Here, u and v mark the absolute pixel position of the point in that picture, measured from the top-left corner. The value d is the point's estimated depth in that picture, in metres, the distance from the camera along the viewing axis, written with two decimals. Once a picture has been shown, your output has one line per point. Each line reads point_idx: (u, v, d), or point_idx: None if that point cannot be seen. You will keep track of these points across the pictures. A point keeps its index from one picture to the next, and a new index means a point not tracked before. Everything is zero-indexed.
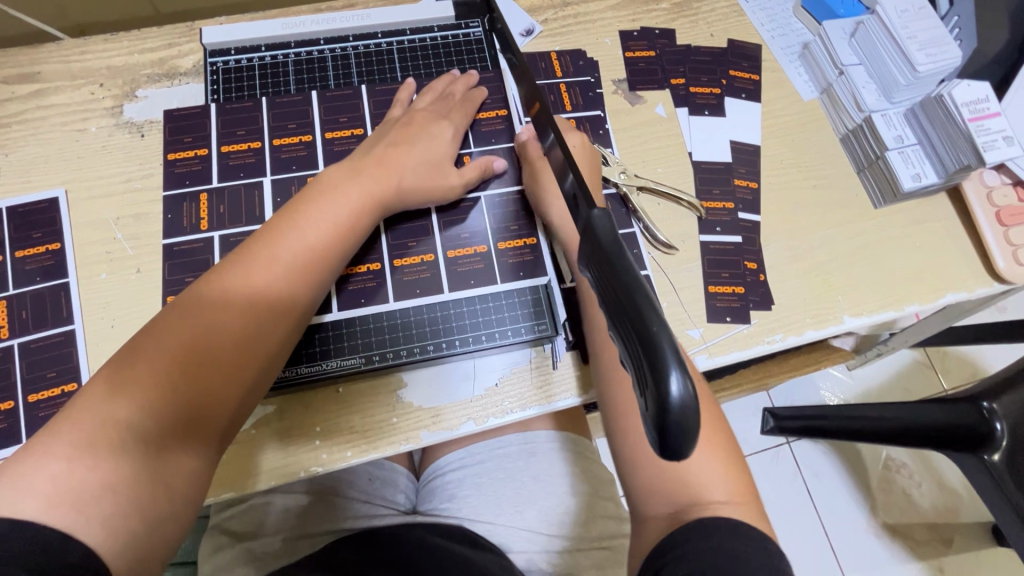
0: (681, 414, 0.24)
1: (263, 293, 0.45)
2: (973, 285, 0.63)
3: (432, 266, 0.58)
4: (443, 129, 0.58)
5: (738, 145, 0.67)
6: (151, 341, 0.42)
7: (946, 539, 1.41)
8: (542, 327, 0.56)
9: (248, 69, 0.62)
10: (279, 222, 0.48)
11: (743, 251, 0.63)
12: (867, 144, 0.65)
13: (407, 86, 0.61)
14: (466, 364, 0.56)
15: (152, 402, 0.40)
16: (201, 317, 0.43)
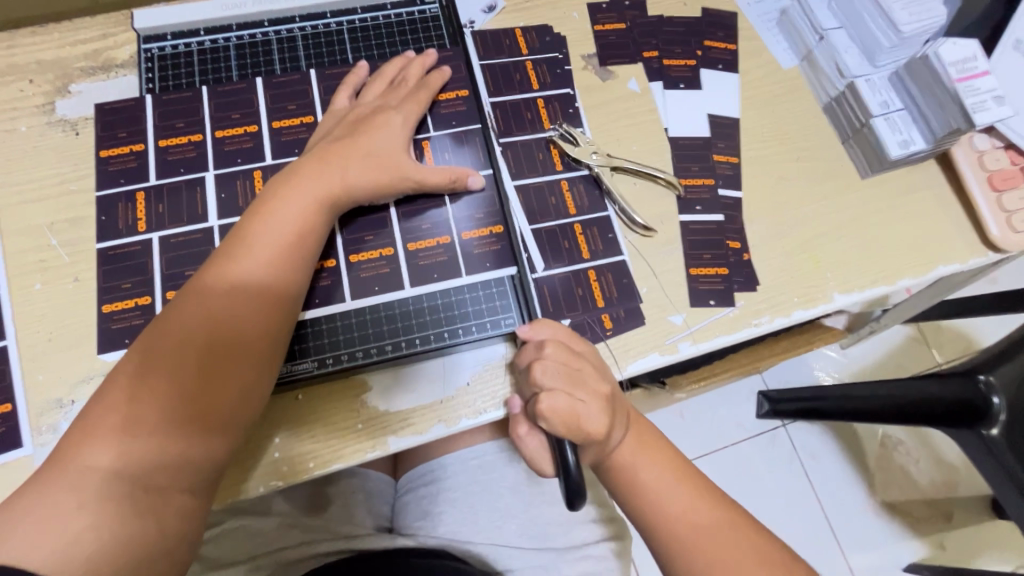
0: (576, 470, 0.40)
1: (226, 318, 0.44)
2: (967, 255, 0.60)
3: (392, 260, 0.54)
4: (391, 118, 0.54)
5: (716, 118, 0.64)
6: (118, 389, 0.41)
7: (946, 515, 1.40)
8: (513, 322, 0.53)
9: (186, 56, 0.58)
10: (232, 245, 0.46)
11: (725, 230, 0.59)
12: (851, 112, 0.61)
13: (359, 69, 0.57)
14: (434, 366, 0.53)
15: (123, 443, 0.39)
16: (166, 351, 0.42)
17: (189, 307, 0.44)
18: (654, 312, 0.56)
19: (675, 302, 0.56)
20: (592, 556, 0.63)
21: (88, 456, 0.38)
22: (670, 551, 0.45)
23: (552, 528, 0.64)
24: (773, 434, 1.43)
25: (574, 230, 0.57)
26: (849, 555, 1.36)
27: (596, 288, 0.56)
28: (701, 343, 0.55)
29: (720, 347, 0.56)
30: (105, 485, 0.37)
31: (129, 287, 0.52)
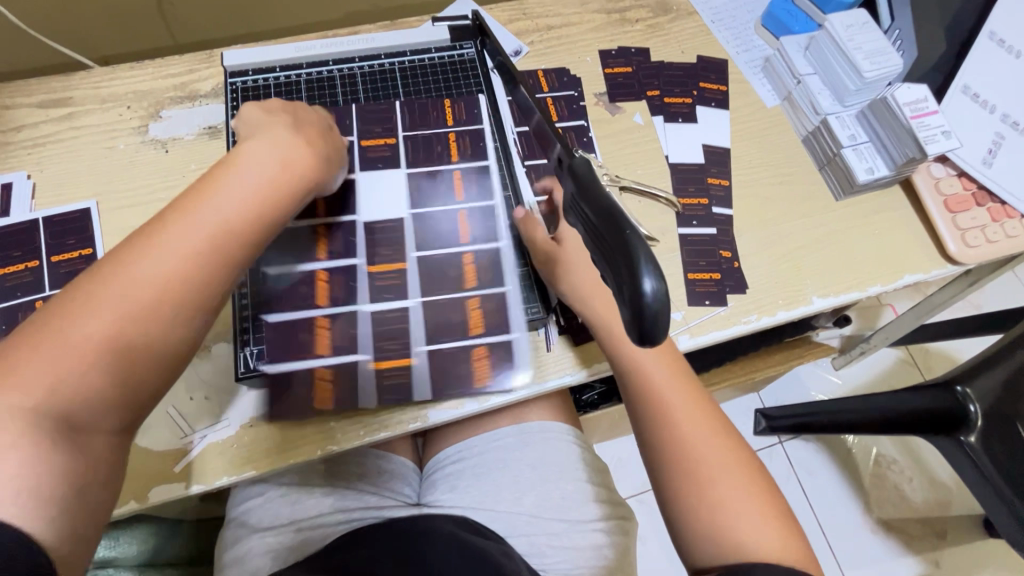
0: (657, 308, 0.28)
1: (181, 256, 0.42)
2: (929, 267, 0.69)
3: (443, 264, 0.62)
4: (261, 137, 0.51)
5: (709, 147, 0.74)
6: (39, 341, 0.37)
7: (940, 532, 1.44)
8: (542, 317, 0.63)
9: (263, 88, 0.68)
10: (184, 201, 0.44)
11: (718, 241, 0.69)
12: (825, 143, 0.72)
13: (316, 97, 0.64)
14: (451, 362, 0.60)
15: (43, 402, 0.36)
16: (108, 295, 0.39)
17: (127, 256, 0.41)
18: None
19: (676, 300, 0.65)
20: (597, 528, 0.71)
21: (11, 401, 0.35)
22: (672, 466, 0.51)
23: (563, 503, 0.71)
24: (770, 450, 1.49)
25: None
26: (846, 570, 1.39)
27: None
28: (699, 336, 0.64)
29: (715, 340, 0.65)
30: (34, 434, 0.35)
31: None
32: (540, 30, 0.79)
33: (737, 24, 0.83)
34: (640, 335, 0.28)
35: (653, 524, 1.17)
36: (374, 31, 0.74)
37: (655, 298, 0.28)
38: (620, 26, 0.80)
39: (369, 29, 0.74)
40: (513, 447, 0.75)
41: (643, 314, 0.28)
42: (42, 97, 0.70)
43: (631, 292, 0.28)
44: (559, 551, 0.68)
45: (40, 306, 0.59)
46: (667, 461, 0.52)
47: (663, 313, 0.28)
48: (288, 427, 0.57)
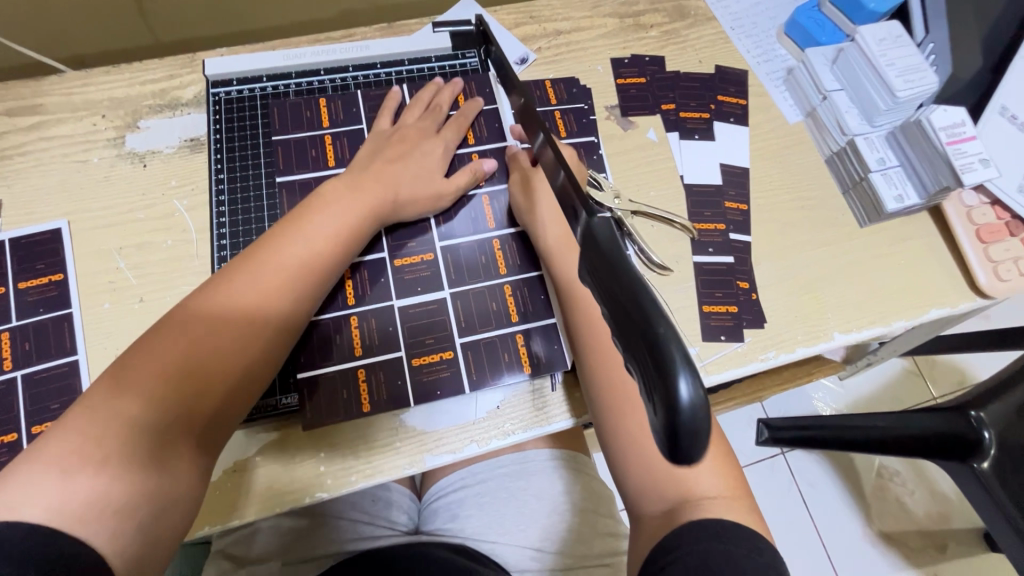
0: (694, 420, 0.23)
1: (268, 296, 0.49)
2: (957, 300, 0.66)
3: (432, 266, 0.60)
4: (433, 146, 0.61)
5: (727, 167, 0.69)
6: (159, 346, 0.45)
7: (941, 546, 1.43)
8: (529, 331, 0.59)
9: (249, 100, 0.64)
10: (269, 246, 0.51)
11: (735, 271, 0.64)
12: (851, 166, 0.67)
13: (395, 95, 0.64)
14: (427, 379, 0.56)
15: (135, 420, 0.42)
16: (211, 319, 0.47)
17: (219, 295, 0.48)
18: None
19: (689, 336, 0.61)
20: (606, 564, 0.67)
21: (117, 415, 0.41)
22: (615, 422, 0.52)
23: (568, 538, 0.67)
24: (772, 461, 1.47)
25: None
26: None
27: None
28: (713, 375, 0.60)
29: (730, 379, 0.61)
30: (124, 445, 0.40)
31: None
32: (548, 35, 0.73)
33: (759, 32, 0.77)
34: (676, 451, 0.24)
35: None
36: (370, 36, 0.68)
37: (693, 420, 0.23)
38: (634, 32, 0.75)
39: (364, 32, 0.68)
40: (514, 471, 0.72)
41: (675, 422, 0.24)
42: (9, 104, 0.64)
43: (662, 400, 0.24)
44: None
45: (6, 338, 0.55)
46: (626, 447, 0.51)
47: (703, 423, 0.23)
48: (274, 469, 0.53)
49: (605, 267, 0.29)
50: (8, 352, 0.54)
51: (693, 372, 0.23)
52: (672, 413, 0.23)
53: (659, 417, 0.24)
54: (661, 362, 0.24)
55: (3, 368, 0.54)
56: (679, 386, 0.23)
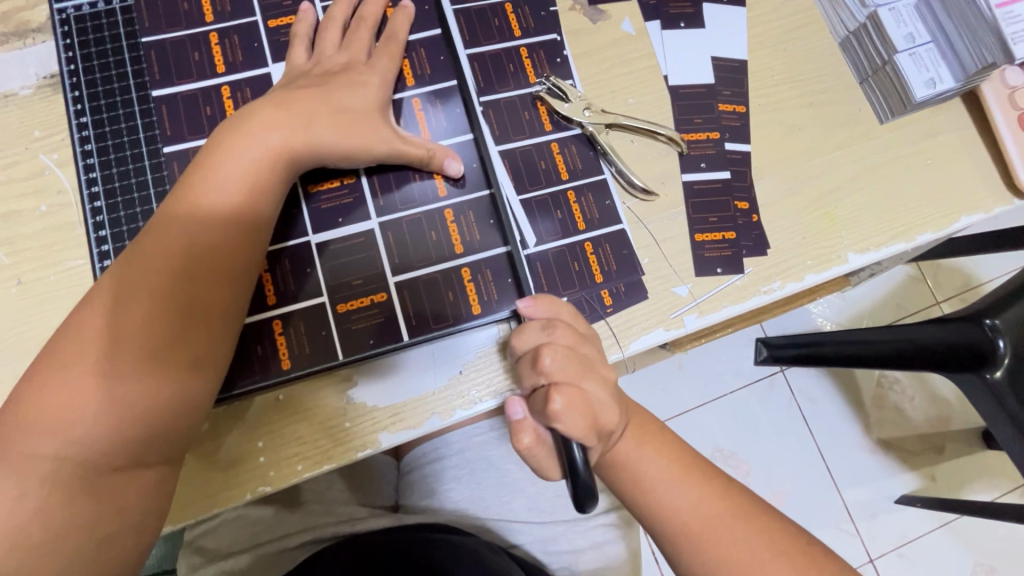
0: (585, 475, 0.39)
1: (184, 279, 0.40)
2: (991, 204, 0.56)
3: (354, 190, 0.49)
4: (364, 79, 0.48)
5: (721, 61, 0.57)
6: (63, 361, 0.37)
7: (938, 448, 1.44)
8: (478, 261, 0.49)
9: (107, 21, 0.49)
10: (179, 211, 0.41)
11: (732, 189, 0.54)
12: (871, 46, 0.55)
13: (306, 13, 0.50)
14: (357, 328, 0.47)
15: (63, 452, 0.35)
16: (117, 316, 0.38)
17: (139, 266, 0.39)
18: (657, 284, 0.52)
19: (680, 271, 0.52)
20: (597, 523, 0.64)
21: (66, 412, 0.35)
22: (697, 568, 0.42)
23: (559, 501, 0.63)
24: (771, 380, 1.43)
25: (567, 198, 0.52)
26: (844, 490, 1.40)
27: (594, 261, 0.51)
28: (708, 314, 0.52)
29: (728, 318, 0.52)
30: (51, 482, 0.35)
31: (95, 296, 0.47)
32: None
33: None
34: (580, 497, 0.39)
35: None
36: None
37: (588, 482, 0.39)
38: None
39: None
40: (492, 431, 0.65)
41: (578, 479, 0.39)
42: None
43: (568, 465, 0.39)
44: (559, 557, 0.61)
45: None
46: None
47: (589, 486, 0.39)
48: (211, 468, 0.46)
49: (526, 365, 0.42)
50: None
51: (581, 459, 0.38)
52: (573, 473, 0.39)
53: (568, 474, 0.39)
54: (564, 444, 0.40)
55: None
56: (573, 451, 0.39)
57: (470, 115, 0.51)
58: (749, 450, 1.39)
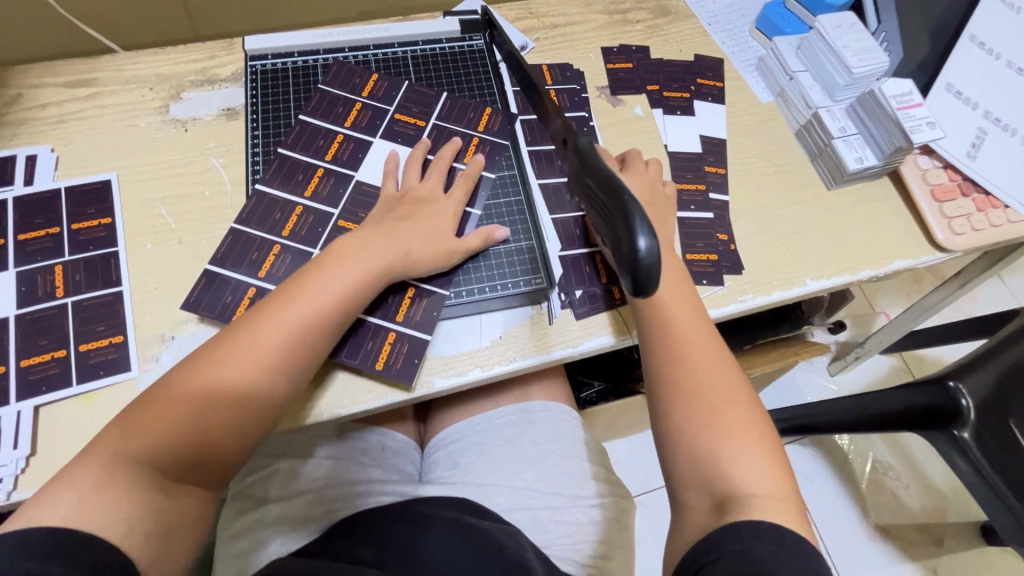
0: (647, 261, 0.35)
1: (270, 354, 0.51)
2: (917, 253, 0.72)
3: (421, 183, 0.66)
4: (443, 206, 0.62)
5: (707, 139, 0.77)
6: (170, 396, 0.48)
7: (938, 539, 1.43)
8: (515, 251, 0.64)
9: (299, 77, 0.73)
10: (282, 303, 0.53)
11: (715, 225, 0.71)
12: (817, 136, 0.75)
13: (395, 158, 0.66)
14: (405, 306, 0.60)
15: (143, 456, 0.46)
16: (213, 370, 0.50)
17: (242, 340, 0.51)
18: None
19: None
20: (595, 506, 0.71)
21: (123, 446, 0.46)
22: (689, 398, 0.54)
23: (564, 480, 0.71)
24: None
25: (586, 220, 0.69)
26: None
27: (603, 267, 0.67)
28: None
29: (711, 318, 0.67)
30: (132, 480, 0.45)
31: (222, 251, 0.63)
32: (545, 28, 0.82)
33: (733, 27, 0.87)
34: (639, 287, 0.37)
35: (648, 526, 1.26)
36: (389, 21, 0.78)
37: (645, 214, 0.38)
38: (621, 27, 0.84)
39: (384, 19, 0.78)
40: (508, 411, 0.75)
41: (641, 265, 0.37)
42: (68, 78, 0.72)
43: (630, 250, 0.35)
44: (560, 527, 0.67)
45: (60, 271, 0.61)
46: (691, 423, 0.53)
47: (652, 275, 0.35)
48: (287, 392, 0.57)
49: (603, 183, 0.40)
50: (61, 282, 0.60)
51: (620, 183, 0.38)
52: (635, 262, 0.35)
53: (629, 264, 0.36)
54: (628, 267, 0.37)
55: (56, 295, 0.59)
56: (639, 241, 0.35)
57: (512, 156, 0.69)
58: None
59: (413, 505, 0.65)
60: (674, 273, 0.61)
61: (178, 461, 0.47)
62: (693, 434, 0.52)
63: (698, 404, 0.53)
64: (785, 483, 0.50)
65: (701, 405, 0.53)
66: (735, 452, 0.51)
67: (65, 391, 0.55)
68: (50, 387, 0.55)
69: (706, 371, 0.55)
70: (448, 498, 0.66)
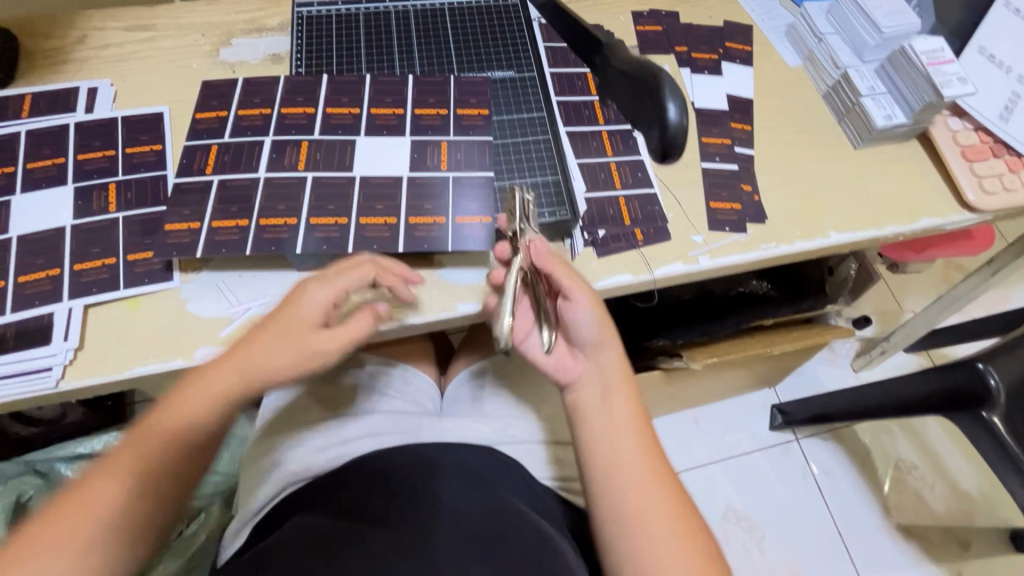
0: (677, 124, 0.49)
1: (191, 421, 0.50)
2: (946, 213, 0.72)
3: (444, 118, 0.67)
4: (354, 281, 0.55)
5: (734, 97, 0.78)
6: (110, 467, 0.47)
7: (963, 543, 1.34)
8: (540, 185, 0.66)
9: (374, 47, 0.75)
10: (220, 367, 0.52)
11: (739, 176, 0.72)
12: (845, 95, 0.76)
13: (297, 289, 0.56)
14: (419, 235, 0.60)
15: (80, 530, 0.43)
16: (150, 440, 0.48)
17: (172, 413, 0.50)
18: (677, 232, 0.68)
19: (696, 225, 0.68)
20: None
21: (94, 510, 0.44)
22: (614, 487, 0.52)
23: None
24: (786, 447, 1.40)
25: (610, 166, 0.70)
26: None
27: (625, 209, 0.68)
28: (717, 257, 0.67)
29: (734, 264, 0.67)
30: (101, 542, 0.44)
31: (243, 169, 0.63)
32: None
33: None
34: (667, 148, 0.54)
35: None
36: None
37: (672, 85, 0.49)
38: None
39: None
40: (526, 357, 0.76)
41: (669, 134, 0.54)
42: (129, 23, 0.77)
43: (662, 121, 0.49)
44: None
45: (113, 188, 0.65)
46: (614, 519, 0.51)
47: (678, 137, 0.53)
48: None
49: (631, 79, 0.51)
50: (114, 198, 0.64)
51: (653, 65, 0.53)
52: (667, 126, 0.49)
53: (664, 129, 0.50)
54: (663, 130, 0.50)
55: (108, 210, 0.63)
56: (670, 111, 0.49)
57: (545, 100, 0.71)
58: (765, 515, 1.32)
59: (427, 445, 0.65)
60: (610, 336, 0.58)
61: (138, 531, 0.47)
62: (632, 527, 0.50)
63: (624, 489, 0.52)
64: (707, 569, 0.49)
65: (626, 490, 0.52)
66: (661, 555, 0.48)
67: (113, 293, 0.58)
68: (100, 290, 0.59)
69: (643, 465, 0.53)
70: (465, 438, 0.67)
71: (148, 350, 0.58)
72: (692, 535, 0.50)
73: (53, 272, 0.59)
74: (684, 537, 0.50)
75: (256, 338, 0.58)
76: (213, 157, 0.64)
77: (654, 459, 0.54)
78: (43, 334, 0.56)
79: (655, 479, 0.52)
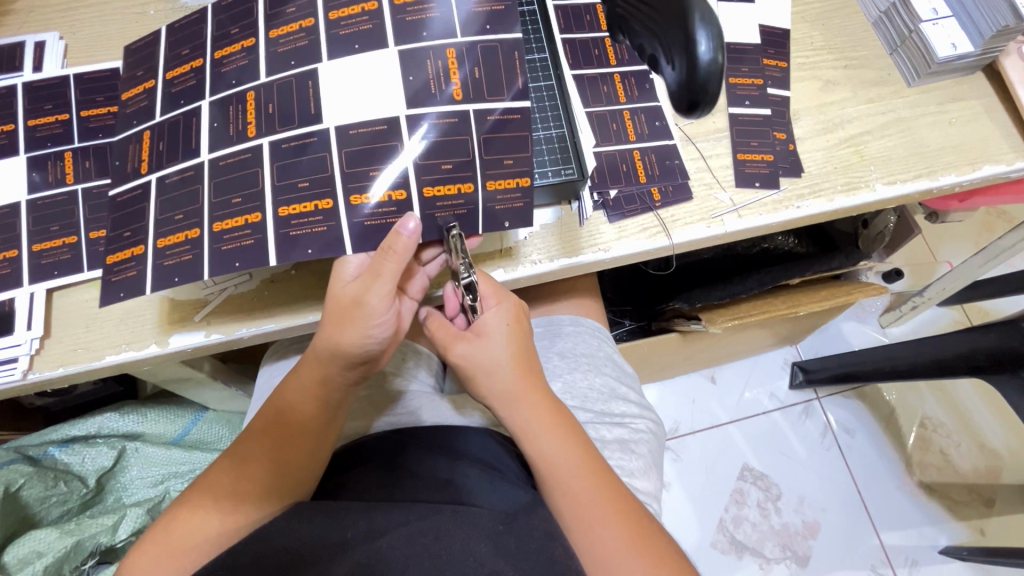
0: (706, 65, 0.40)
1: (293, 400, 0.52)
2: (1012, 160, 0.62)
3: (439, 6, 0.54)
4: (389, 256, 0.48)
5: (768, 28, 0.67)
6: (248, 446, 0.51)
7: (987, 500, 1.23)
8: (542, 136, 0.57)
9: None
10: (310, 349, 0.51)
11: (772, 122, 0.63)
12: (899, 21, 0.65)
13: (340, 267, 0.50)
14: (440, 214, 0.51)
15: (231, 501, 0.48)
16: (275, 414, 0.52)
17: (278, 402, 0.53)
18: (700, 189, 0.60)
19: (722, 182, 0.60)
20: (625, 424, 0.65)
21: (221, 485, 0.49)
22: (549, 488, 0.50)
23: (590, 394, 0.66)
24: (806, 406, 1.29)
25: (622, 115, 0.61)
26: (884, 535, 1.19)
27: (640, 166, 0.60)
28: (746, 218, 0.59)
29: (764, 225, 0.60)
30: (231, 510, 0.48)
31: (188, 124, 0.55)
32: None
33: None
34: (695, 91, 0.40)
35: (677, 472, 1.22)
36: None
37: (705, 13, 0.40)
38: None
39: None
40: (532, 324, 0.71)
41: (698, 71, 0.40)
42: None
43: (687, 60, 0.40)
44: None
45: (70, 157, 0.58)
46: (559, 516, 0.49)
47: (711, 75, 0.40)
48: (302, 283, 0.55)
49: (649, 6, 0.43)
50: (71, 168, 0.58)
51: None
52: (694, 65, 0.40)
53: (686, 70, 0.40)
54: (690, 65, 0.40)
55: (65, 182, 0.57)
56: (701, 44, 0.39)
57: (547, 34, 0.61)
58: (781, 476, 1.22)
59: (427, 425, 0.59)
60: (513, 341, 0.53)
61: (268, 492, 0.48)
62: (571, 525, 0.48)
63: (557, 493, 0.49)
64: (655, 556, 0.47)
65: (560, 495, 0.49)
66: (586, 522, 0.48)
67: (77, 276, 0.54)
68: (64, 272, 0.54)
69: (569, 462, 0.50)
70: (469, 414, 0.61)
71: (118, 336, 0.53)
72: (628, 520, 0.48)
73: (11, 255, 0.55)
74: (624, 526, 0.48)
75: (237, 320, 0.54)
76: (146, 148, 0.55)
77: (578, 450, 0.50)
78: (5, 323, 0.52)
79: (581, 479, 0.49)
